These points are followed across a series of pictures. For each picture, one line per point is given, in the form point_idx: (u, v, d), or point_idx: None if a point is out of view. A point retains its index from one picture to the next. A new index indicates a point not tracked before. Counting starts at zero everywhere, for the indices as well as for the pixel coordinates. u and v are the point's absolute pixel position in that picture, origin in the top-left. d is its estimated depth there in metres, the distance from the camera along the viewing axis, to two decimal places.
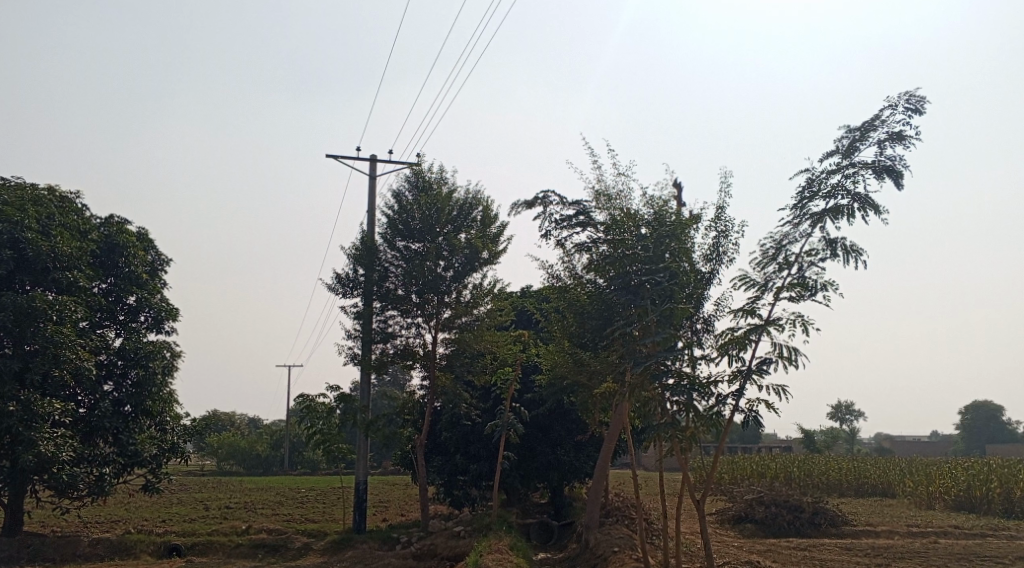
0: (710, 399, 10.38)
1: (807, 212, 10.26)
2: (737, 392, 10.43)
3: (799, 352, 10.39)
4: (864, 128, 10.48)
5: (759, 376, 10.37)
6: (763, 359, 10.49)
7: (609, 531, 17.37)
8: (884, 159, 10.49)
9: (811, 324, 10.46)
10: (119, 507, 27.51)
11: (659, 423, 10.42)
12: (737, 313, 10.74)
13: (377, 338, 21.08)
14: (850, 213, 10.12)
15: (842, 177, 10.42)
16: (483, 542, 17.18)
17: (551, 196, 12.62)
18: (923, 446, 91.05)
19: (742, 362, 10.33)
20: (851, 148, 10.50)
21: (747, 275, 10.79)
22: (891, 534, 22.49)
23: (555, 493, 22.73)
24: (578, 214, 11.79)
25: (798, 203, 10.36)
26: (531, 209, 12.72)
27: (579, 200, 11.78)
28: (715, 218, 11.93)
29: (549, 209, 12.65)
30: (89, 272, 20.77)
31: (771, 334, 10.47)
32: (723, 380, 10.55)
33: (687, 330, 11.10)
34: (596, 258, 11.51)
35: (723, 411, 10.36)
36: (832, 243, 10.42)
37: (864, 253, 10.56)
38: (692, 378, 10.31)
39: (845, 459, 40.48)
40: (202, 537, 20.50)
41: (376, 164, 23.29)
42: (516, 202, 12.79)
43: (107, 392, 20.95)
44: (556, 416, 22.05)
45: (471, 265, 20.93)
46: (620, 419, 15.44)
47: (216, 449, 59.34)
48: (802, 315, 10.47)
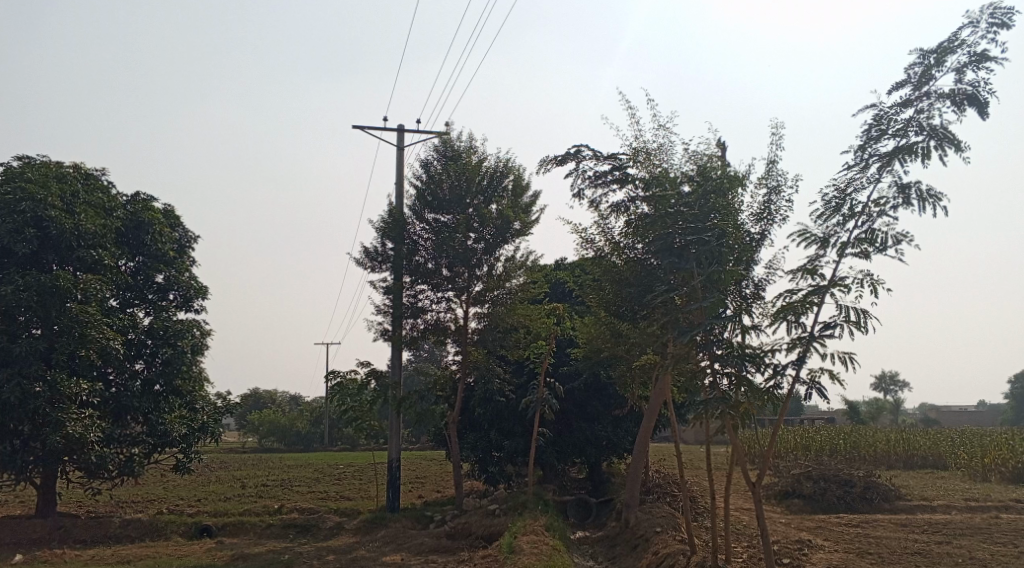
0: (766, 371, 9.51)
1: (875, 154, 9.27)
2: (796, 362, 9.52)
3: (867, 315, 9.39)
4: (941, 51, 9.46)
5: (822, 343, 9.44)
6: (828, 324, 9.53)
7: (650, 509, 16.59)
8: (963, 88, 9.48)
9: (880, 283, 9.48)
10: (157, 487, 27.39)
11: (707, 398, 9.63)
12: (796, 273, 9.78)
13: (408, 313, 20.37)
14: (925, 152, 9.14)
15: (915, 111, 9.42)
16: (519, 521, 16.52)
17: (584, 150, 11.70)
18: (972, 416, 88.97)
19: (802, 328, 9.40)
20: (924, 77, 9.49)
21: (806, 230, 9.81)
22: (948, 509, 21.44)
23: (594, 470, 21.99)
24: (612, 171, 10.89)
25: (864, 144, 9.37)
26: (561, 166, 11.81)
27: (614, 154, 10.86)
28: (766, 175, 10.96)
29: (582, 165, 11.73)
30: (114, 250, 20.30)
31: (835, 296, 9.51)
32: (781, 349, 9.65)
33: (735, 295, 10.21)
34: (634, 221, 10.64)
35: (780, 383, 9.47)
36: (905, 188, 9.42)
37: (943, 197, 9.53)
38: (744, 349, 9.44)
39: (894, 431, 39.25)
40: (234, 517, 20.14)
41: (404, 134, 22.51)
42: (546, 158, 11.87)
43: (137, 371, 20.62)
44: (594, 391, 21.25)
45: (503, 236, 20.14)
46: (662, 393, 14.65)
47: (256, 426, 59.66)
48: (870, 273, 9.48)
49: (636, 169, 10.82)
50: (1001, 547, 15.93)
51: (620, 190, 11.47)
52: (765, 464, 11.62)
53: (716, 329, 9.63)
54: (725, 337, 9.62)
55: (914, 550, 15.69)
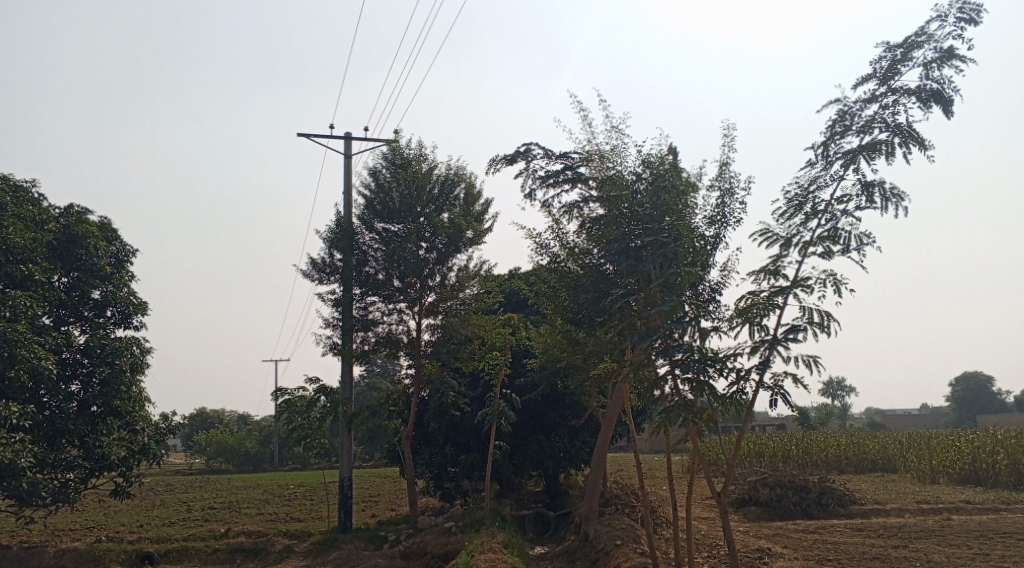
0: (728, 375, 9.26)
1: (838, 150, 9.17)
2: (760, 366, 9.29)
3: (832, 316, 9.18)
4: (907, 47, 9.40)
5: (786, 346, 9.23)
6: (791, 326, 9.33)
7: (609, 522, 16.29)
8: (929, 84, 9.41)
9: (843, 284, 9.31)
10: (97, 513, 26.30)
11: (668, 406, 9.34)
12: (758, 274, 9.55)
13: (358, 325, 19.82)
14: (889, 150, 9.06)
15: (880, 107, 9.35)
16: (475, 538, 16.06)
17: (533, 148, 11.31)
18: (916, 418, 90.82)
19: (766, 330, 9.15)
20: (890, 71, 9.42)
21: (768, 229, 9.59)
22: (902, 512, 21.55)
23: (550, 482, 21.65)
24: (564, 170, 10.54)
25: (828, 140, 9.27)
26: (511, 165, 11.40)
27: (566, 153, 10.50)
28: (718, 177, 10.65)
29: (532, 165, 11.34)
30: (46, 265, 19.40)
31: (799, 297, 9.31)
32: (744, 353, 9.43)
33: (692, 298, 9.92)
34: (589, 223, 10.33)
35: (743, 388, 9.24)
36: (869, 186, 9.30)
37: (907, 197, 9.43)
38: (707, 354, 9.16)
39: (845, 435, 39.64)
40: (177, 543, 19.31)
41: (351, 143, 22.01)
42: (494, 158, 11.44)
43: (73, 393, 19.71)
44: (549, 402, 20.94)
45: (455, 245, 19.74)
46: (620, 402, 14.36)
47: (203, 446, 58.15)
48: (833, 273, 9.29)
49: (589, 169, 10.49)
50: (958, 549, 15.95)
51: (572, 191, 11.13)
52: (728, 474, 11.37)
53: (677, 333, 9.36)
54: (686, 342, 9.34)
55: (874, 555, 15.61)
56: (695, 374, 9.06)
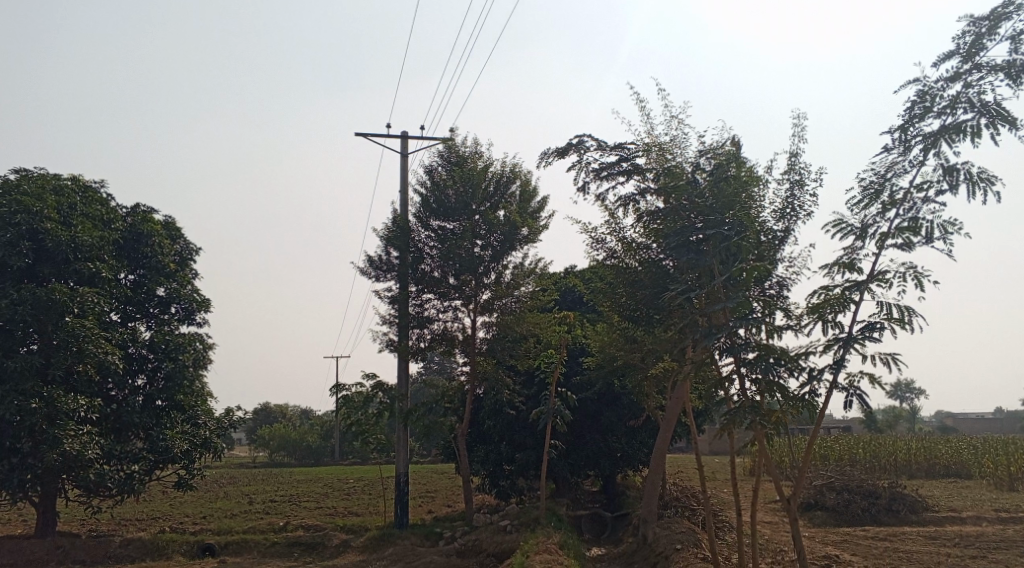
0: (798, 376, 8.83)
1: (918, 133, 8.63)
2: (833, 366, 8.84)
3: (913, 312, 8.64)
4: (994, 19, 8.80)
5: (861, 345, 8.76)
6: (867, 323, 8.84)
7: (668, 525, 15.88)
8: (1019, 58, 8.80)
9: (924, 277, 8.77)
10: (163, 505, 26.81)
11: (734, 407, 8.95)
12: (831, 267, 9.06)
13: (413, 322, 19.73)
14: (974, 131, 8.49)
15: (964, 85, 8.78)
16: (531, 539, 15.82)
17: (587, 140, 10.97)
18: (989, 423, 87.68)
19: (840, 327, 8.68)
20: (975, 47, 8.84)
21: (841, 220, 9.10)
22: (978, 520, 20.63)
23: (608, 483, 21.30)
24: (619, 161, 10.18)
25: (906, 123, 8.74)
26: (563, 158, 11.09)
27: (621, 144, 10.15)
28: (789, 168, 10.22)
29: (585, 157, 11.01)
30: (113, 263, 19.76)
31: (875, 292, 8.79)
32: (816, 352, 8.98)
33: (758, 294, 9.50)
34: (646, 218, 10.00)
35: (815, 389, 8.80)
36: (952, 171, 8.75)
37: (996, 180, 8.81)
38: (776, 352, 8.74)
39: (914, 439, 38.33)
40: (237, 536, 19.51)
41: (408, 140, 21.97)
42: (546, 150, 11.15)
43: (138, 386, 20.08)
44: (607, 401, 20.60)
45: (510, 242, 19.52)
46: (680, 402, 13.89)
47: (266, 441, 59.16)
48: (913, 266, 8.76)
49: (646, 161, 10.14)
50: None
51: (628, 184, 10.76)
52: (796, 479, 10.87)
53: (741, 331, 8.97)
54: (752, 340, 8.94)
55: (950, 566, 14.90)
56: (764, 374, 8.66)
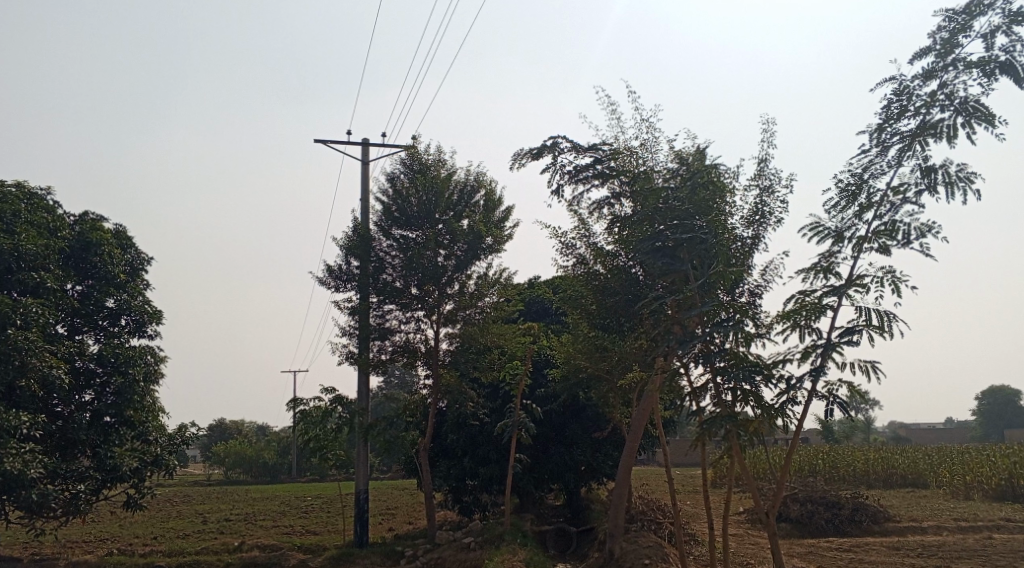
0: (775, 384, 8.63)
1: (894, 134, 8.56)
2: (811, 373, 8.63)
3: (893, 317, 8.45)
4: (969, 15, 8.75)
5: (840, 351, 8.57)
6: (847, 328, 8.67)
7: (635, 539, 15.61)
8: (995, 55, 8.73)
9: (902, 281, 8.63)
10: (111, 525, 25.86)
11: (710, 417, 8.73)
12: (807, 271, 8.87)
13: (374, 334, 19.26)
14: (950, 130, 8.41)
15: (940, 83, 8.72)
16: (495, 555, 15.43)
17: (561, 142, 10.67)
18: (942, 433, 89.15)
19: (818, 333, 8.48)
20: (950, 44, 8.80)
21: (818, 222, 8.94)
22: (940, 529, 20.70)
23: (572, 496, 20.99)
24: (593, 164, 9.89)
25: (882, 123, 8.67)
26: (537, 160, 10.77)
27: (595, 145, 9.85)
28: (757, 173, 9.90)
29: (559, 159, 10.70)
30: (59, 273, 19.01)
31: (854, 297, 8.60)
32: (794, 359, 8.79)
33: (731, 299, 9.28)
34: (619, 222, 9.72)
35: (793, 398, 8.58)
36: (930, 171, 8.66)
37: (975, 180, 8.70)
38: (752, 360, 8.50)
39: (873, 449, 38.60)
40: (189, 557, 18.81)
41: (369, 148, 21.55)
42: (520, 152, 10.83)
43: (86, 402, 19.31)
44: (571, 413, 20.34)
45: (474, 252, 19.20)
46: (645, 416, 13.54)
47: (221, 458, 57.83)
48: (891, 270, 8.61)
49: (620, 163, 9.85)
50: None
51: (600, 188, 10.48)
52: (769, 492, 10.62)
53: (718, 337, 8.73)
54: (728, 347, 8.70)
55: None
56: (739, 383, 8.42)
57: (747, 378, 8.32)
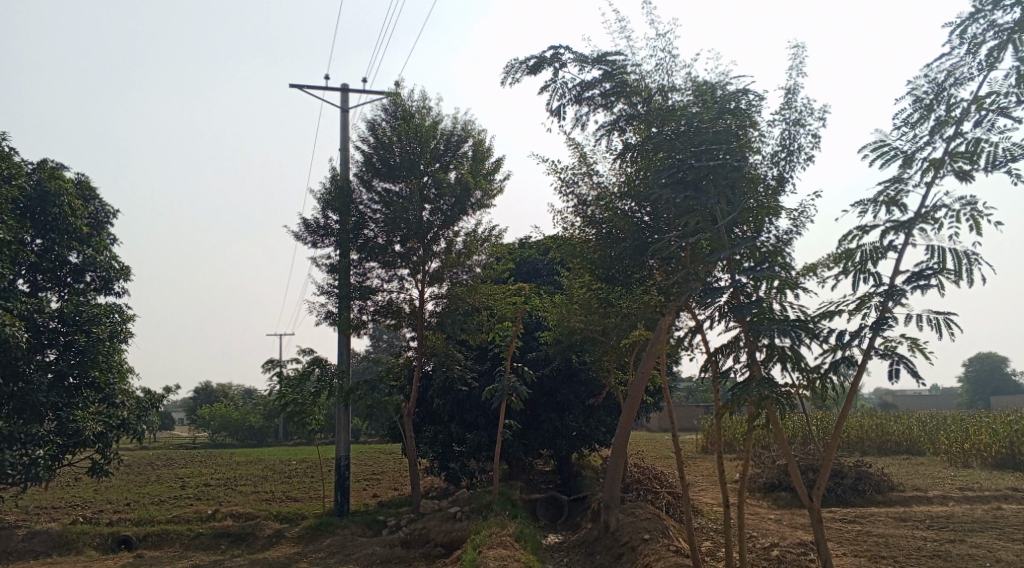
0: (820, 343, 7.59)
1: (984, 29, 7.57)
2: (869, 326, 7.60)
3: (967, 262, 7.43)
4: None
5: (902, 302, 7.54)
6: (916, 273, 7.64)
7: (631, 511, 14.63)
8: None
9: (983, 216, 7.60)
10: (84, 491, 24.78)
11: (741, 380, 7.72)
12: (867, 205, 7.89)
13: (356, 293, 18.06)
14: None
15: None
16: (482, 528, 14.40)
17: (562, 54, 9.44)
18: (929, 399, 88.85)
19: (877, 279, 7.51)
20: None
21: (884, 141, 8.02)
22: (945, 499, 19.84)
23: (563, 463, 20.05)
24: (601, 82, 8.69)
25: (973, 16, 7.66)
26: (534, 75, 9.54)
27: (603, 59, 8.63)
28: (785, 105, 8.73)
29: (559, 75, 9.48)
30: (15, 224, 17.62)
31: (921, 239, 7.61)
32: (846, 312, 7.79)
33: (772, 235, 8.26)
34: (630, 154, 8.57)
35: (846, 356, 7.51)
36: None
37: None
38: (789, 315, 7.44)
39: (867, 416, 37.71)
40: (159, 526, 17.72)
41: (350, 95, 20.17)
42: (515, 64, 9.59)
43: (49, 362, 18.09)
44: (563, 377, 19.30)
45: (462, 206, 17.99)
46: (643, 384, 12.41)
47: (206, 421, 56.82)
48: (970, 203, 7.61)
49: (632, 84, 8.64)
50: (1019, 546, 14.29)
51: (605, 113, 9.26)
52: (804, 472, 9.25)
53: (748, 288, 7.64)
54: (759, 297, 7.64)
55: (930, 551, 13.92)
56: (774, 341, 7.36)
57: (785, 334, 7.28)
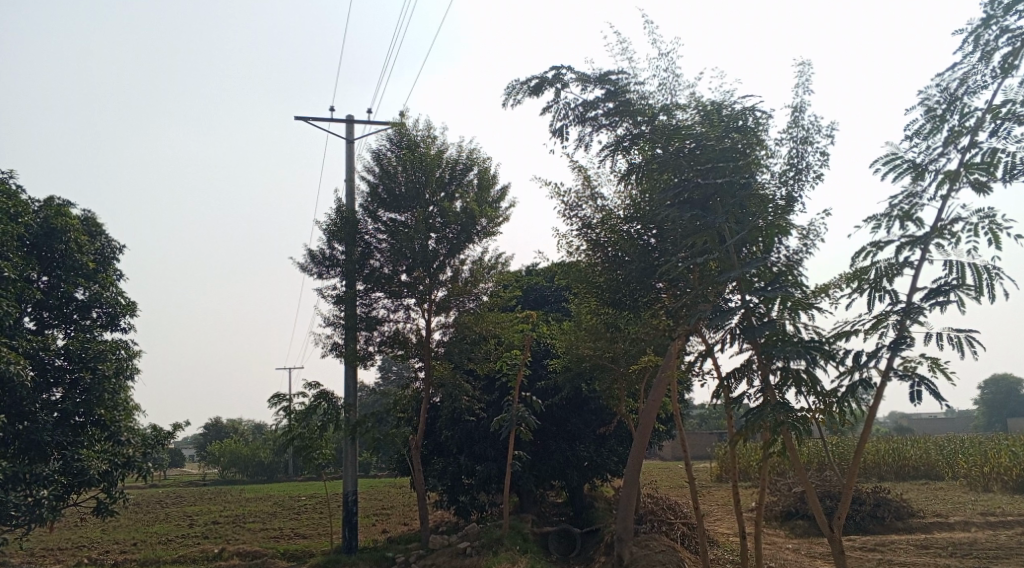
0: (836, 365, 7.32)
1: (996, 35, 7.39)
2: (887, 347, 7.34)
3: (988, 278, 7.18)
4: None
5: (920, 320, 7.29)
6: (935, 289, 7.39)
7: (646, 543, 14.25)
8: None
9: (1002, 230, 7.36)
10: (91, 530, 24.47)
11: (754, 405, 7.45)
12: (881, 220, 7.68)
13: (361, 324, 17.85)
14: None
15: None
16: (493, 563, 14.04)
17: (564, 74, 9.28)
18: (945, 423, 87.77)
19: (893, 297, 7.28)
20: None
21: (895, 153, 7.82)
22: (968, 526, 19.35)
23: (575, 494, 19.69)
24: (605, 102, 8.53)
25: (985, 22, 7.47)
26: (536, 96, 9.38)
27: (606, 77, 8.48)
28: (791, 123, 8.53)
29: (561, 95, 9.31)
30: (19, 261, 17.51)
31: (938, 255, 7.37)
32: (862, 331, 7.54)
33: (782, 254, 8.04)
34: (636, 174, 8.38)
35: (866, 378, 7.24)
36: None
37: None
38: (804, 336, 7.19)
39: (884, 440, 37.09)
40: (165, 565, 17.40)
41: (354, 126, 20.11)
42: (516, 85, 9.43)
43: (54, 400, 17.91)
44: (573, 407, 18.98)
45: (467, 234, 17.81)
46: (655, 410, 12.12)
47: (216, 457, 56.48)
48: (988, 216, 7.37)
49: (636, 103, 8.47)
50: None
51: (609, 133, 9.08)
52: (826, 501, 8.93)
53: (760, 309, 7.41)
54: (772, 318, 7.40)
55: None
56: (789, 363, 7.10)
57: (801, 355, 7.02)
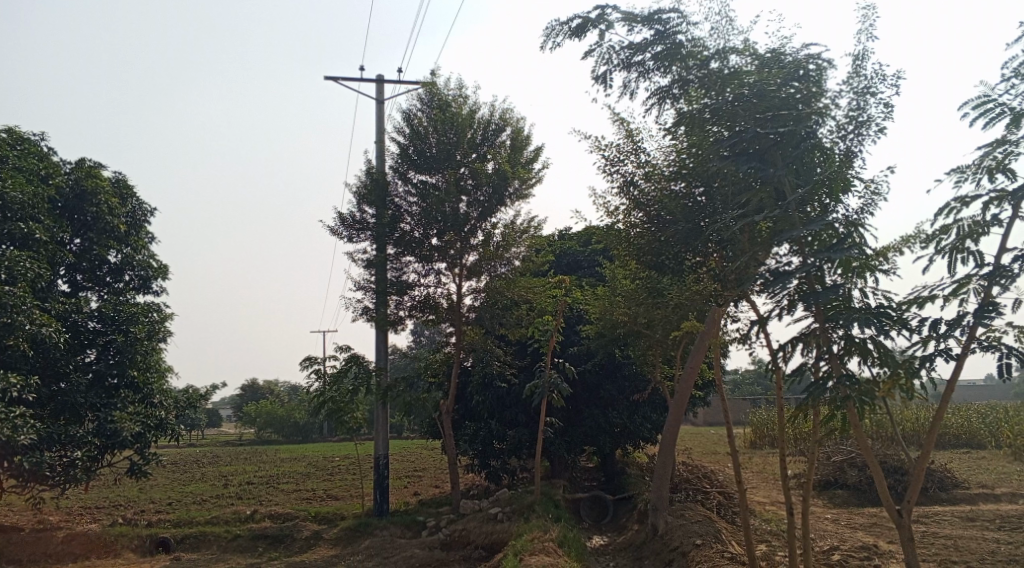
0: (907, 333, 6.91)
1: None
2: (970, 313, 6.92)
3: None
4: None
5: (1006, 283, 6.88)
6: None
7: (682, 513, 13.89)
8: None
9: None
10: (128, 490, 24.70)
11: (818, 377, 7.08)
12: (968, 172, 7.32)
13: (392, 288, 17.54)
14: None
15: None
16: (525, 531, 13.78)
17: (608, 14, 8.77)
18: (985, 391, 86.23)
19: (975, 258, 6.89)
20: None
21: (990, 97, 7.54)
22: (1015, 498, 18.76)
23: (608, 461, 19.40)
24: (652, 45, 8.04)
25: None
26: (577, 38, 8.89)
27: (654, 19, 7.98)
28: (851, 73, 7.94)
29: (604, 37, 8.83)
30: (50, 223, 17.37)
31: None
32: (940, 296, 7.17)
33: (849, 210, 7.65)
34: (684, 125, 7.91)
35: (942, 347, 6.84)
36: None
37: None
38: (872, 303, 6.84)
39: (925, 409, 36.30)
40: (199, 527, 17.43)
41: (384, 85, 19.66)
42: (557, 26, 8.95)
43: (87, 362, 17.88)
44: (607, 373, 18.61)
45: (500, 197, 17.36)
46: (692, 378, 11.70)
47: (253, 418, 57.10)
48: None
49: (686, 47, 7.97)
50: None
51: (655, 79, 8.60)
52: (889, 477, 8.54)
53: (822, 272, 7.00)
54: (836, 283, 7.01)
55: (1006, 556, 12.98)
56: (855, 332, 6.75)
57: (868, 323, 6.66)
